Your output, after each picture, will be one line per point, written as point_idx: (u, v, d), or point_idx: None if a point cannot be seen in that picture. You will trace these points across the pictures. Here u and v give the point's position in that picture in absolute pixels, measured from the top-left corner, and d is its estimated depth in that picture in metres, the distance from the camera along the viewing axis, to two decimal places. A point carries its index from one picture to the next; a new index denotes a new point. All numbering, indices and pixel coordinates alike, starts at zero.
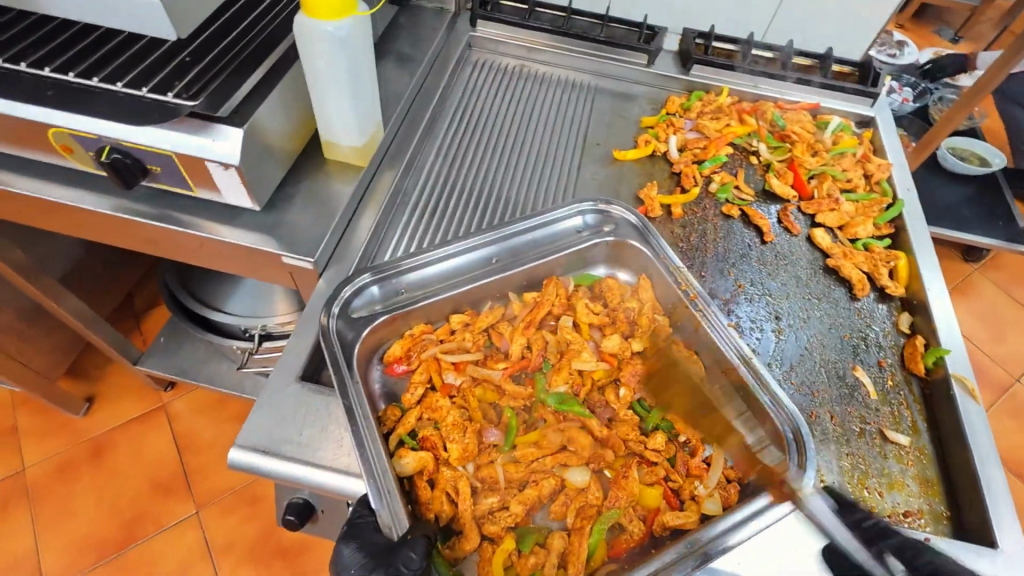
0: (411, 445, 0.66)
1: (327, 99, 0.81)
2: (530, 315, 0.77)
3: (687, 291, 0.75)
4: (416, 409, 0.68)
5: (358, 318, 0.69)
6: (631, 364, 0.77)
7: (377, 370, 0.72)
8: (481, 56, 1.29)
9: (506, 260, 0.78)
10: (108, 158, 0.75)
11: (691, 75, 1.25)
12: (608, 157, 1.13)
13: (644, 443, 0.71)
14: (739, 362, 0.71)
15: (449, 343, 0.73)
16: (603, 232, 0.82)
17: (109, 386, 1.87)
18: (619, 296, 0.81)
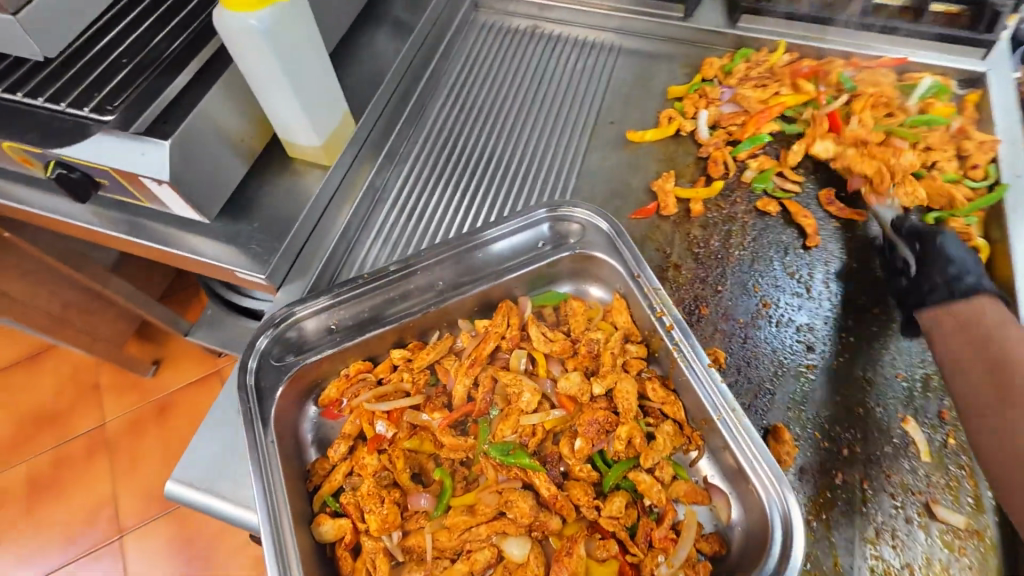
0: (334, 508, 0.60)
1: (271, 98, 0.73)
2: (476, 350, 0.67)
3: (662, 320, 0.64)
4: (341, 463, 0.62)
5: (284, 362, 0.62)
6: (594, 409, 0.65)
7: (310, 412, 0.66)
8: (487, 19, 1.13)
9: (456, 284, 0.67)
10: (53, 174, 0.72)
11: (739, 28, 1.02)
12: (621, 139, 0.96)
13: (601, 511, 0.60)
14: (717, 414, 0.59)
15: (387, 384, 0.65)
16: (568, 244, 0.70)
17: (175, 349, 1.99)
18: (585, 320, 0.70)
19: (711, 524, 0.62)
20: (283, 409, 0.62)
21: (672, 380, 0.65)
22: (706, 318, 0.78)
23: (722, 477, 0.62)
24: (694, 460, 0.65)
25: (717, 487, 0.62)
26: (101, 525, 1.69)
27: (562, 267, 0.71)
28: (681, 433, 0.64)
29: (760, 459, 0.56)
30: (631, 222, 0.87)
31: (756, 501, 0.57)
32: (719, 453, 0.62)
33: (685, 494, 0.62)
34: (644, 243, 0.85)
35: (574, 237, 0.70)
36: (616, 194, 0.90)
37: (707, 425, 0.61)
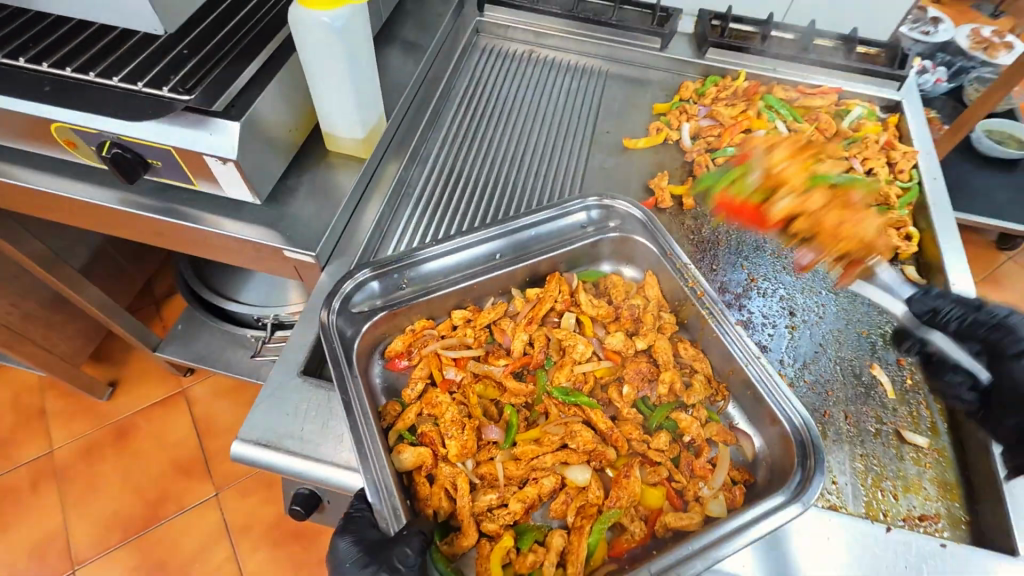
0: (410, 440, 0.67)
1: (327, 90, 0.80)
2: (533, 311, 0.76)
3: (694, 288, 0.75)
4: (416, 404, 0.70)
5: (359, 312, 0.71)
6: (635, 362, 0.76)
7: (378, 366, 0.74)
8: (489, 42, 1.26)
9: (510, 257, 0.77)
10: (109, 153, 0.75)
11: (706, 59, 1.20)
12: (618, 146, 1.10)
13: (649, 444, 0.71)
14: (746, 362, 0.71)
15: (450, 337, 0.75)
16: (609, 227, 0.81)
17: (131, 372, 1.92)
18: (624, 292, 0.81)
19: (738, 459, 0.73)
20: (361, 352, 0.71)
21: (701, 341, 0.78)
22: None
23: (747, 421, 0.74)
24: (723, 408, 0.76)
25: (742, 429, 0.74)
26: (52, 559, 1.60)
27: (602, 248, 0.83)
28: (710, 386, 0.75)
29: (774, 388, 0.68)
30: None
31: (777, 433, 0.69)
32: (744, 398, 0.73)
33: (718, 434, 0.72)
34: None
35: (614, 222, 0.81)
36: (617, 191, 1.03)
37: (732, 373, 0.74)
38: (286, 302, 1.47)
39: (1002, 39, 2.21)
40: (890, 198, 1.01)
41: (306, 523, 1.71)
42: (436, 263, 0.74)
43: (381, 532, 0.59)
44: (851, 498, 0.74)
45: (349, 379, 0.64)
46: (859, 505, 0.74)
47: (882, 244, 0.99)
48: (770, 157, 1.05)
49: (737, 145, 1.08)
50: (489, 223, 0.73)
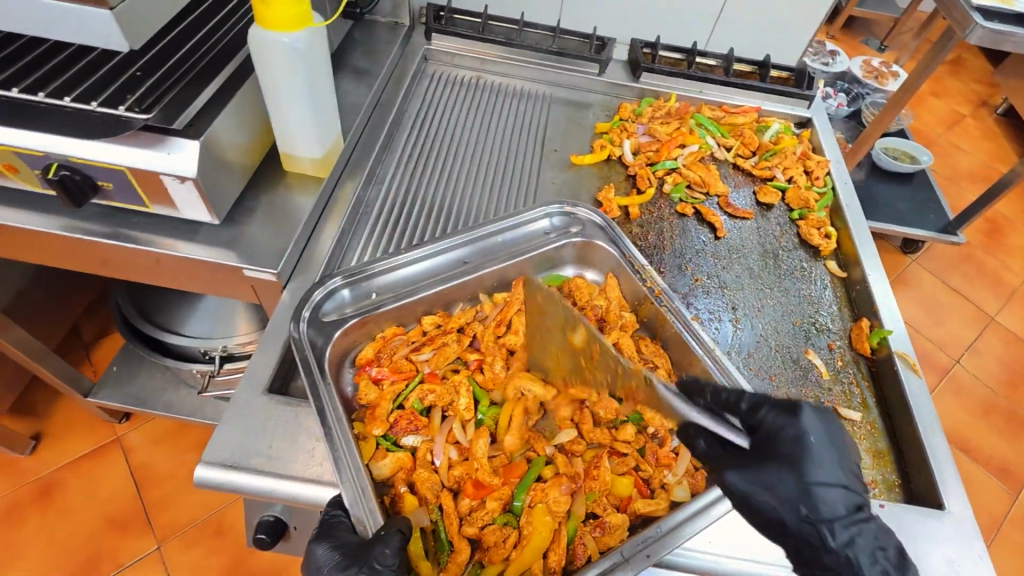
0: (388, 445, 0.71)
1: (287, 108, 0.81)
2: (501, 313, 0.83)
3: (653, 287, 0.85)
4: (394, 407, 0.74)
5: (330, 319, 0.76)
6: (601, 358, 0.82)
7: (348, 373, 0.78)
8: (436, 70, 1.31)
9: (474, 263, 0.85)
10: (55, 176, 0.73)
11: (641, 82, 1.30)
12: (566, 162, 1.16)
13: (616, 435, 0.74)
14: (703, 352, 0.77)
15: (426, 342, 0.81)
16: (571, 233, 0.90)
17: (59, 422, 1.77)
18: (587, 293, 0.88)
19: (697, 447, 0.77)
20: (335, 355, 0.76)
21: (660, 337, 0.86)
22: None
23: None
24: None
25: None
26: None
27: (565, 254, 0.92)
28: (671, 378, 0.81)
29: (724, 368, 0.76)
30: None
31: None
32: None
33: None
34: None
35: (575, 227, 0.91)
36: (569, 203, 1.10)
37: (690, 365, 0.80)
38: (234, 333, 1.39)
39: (887, 68, 2.50)
40: (810, 200, 1.12)
41: (260, 570, 1.61)
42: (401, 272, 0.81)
43: (355, 532, 0.61)
44: None
45: (324, 390, 0.68)
46: None
47: (807, 242, 1.09)
48: (704, 167, 1.16)
49: (674, 158, 1.18)
50: (449, 234, 0.80)
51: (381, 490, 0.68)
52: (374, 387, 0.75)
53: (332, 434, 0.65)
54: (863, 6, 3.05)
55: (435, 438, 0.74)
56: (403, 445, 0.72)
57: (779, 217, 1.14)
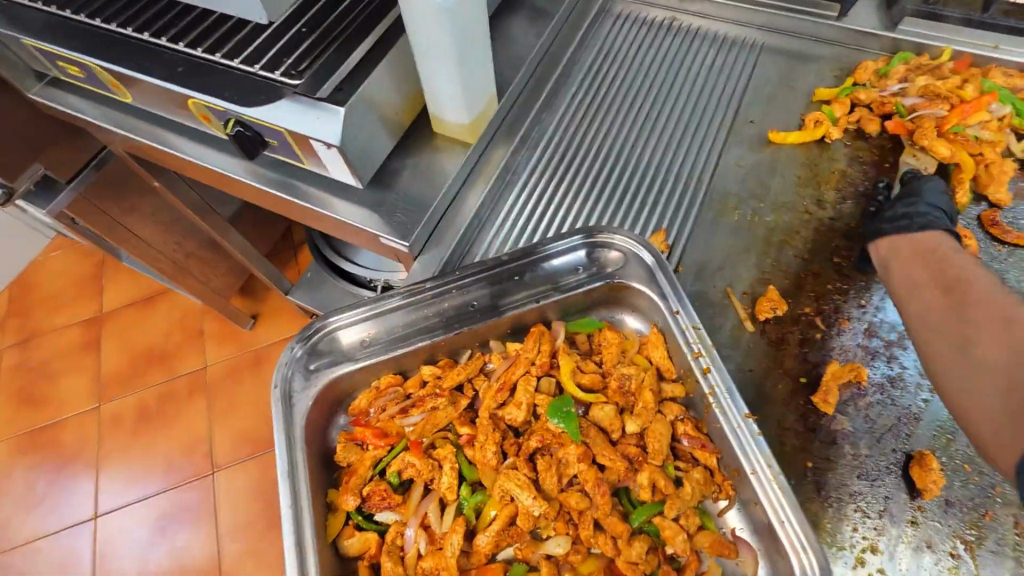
0: (360, 520, 0.69)
1: (436, 71, 0.75)
2: (505, 374, 0.73)
3: (699, 361, 0.66)
4: (371, 476, 0.70)
5: (316, 370, 0.69)
6: (619, 448, 0.70)
7: (341, 419, 0.74)
8: (625, 8, 1.12)
9: (491, 303, 0.73)
10: (232, 131, 0.78)
11: (900, 31, 0.96)
12: (761, 139, 0.93)
13: (621, 552, 0.65)
14: (750, 468, 0.61)
15: (417, 399, 0.74)
16: (607, 271, 0.73)
17: (271, 307, 2.14)
18: (615, 357, 0.74)
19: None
20: (313, 419, 0.69)
21: (706, 426, 0.68)
22: (847, 331, 0.75)
23: (750, 531, 0.64)
24: (722, 510, 0.67)
25: (744, 540, 0.64)
26: (198, 457, 1.90)
27: (600, 295, 0.75)
28: (711, 480, 0.67)
29: (778, 493, 0.58)
30: (769, 225, 0.85)
31: (787, 572, 0.58)
32: (749, 507, 0.63)
33: (709, 545, 0.64)
34: (781, 247, 0.83)
35: (612, 265, 0.73)
36: (754, 194, 0.88)
37: (738, 477, 0.63)
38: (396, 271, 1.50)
39: None
40: None
41: None
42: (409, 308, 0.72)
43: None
44: None
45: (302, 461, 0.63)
46: None
47: None
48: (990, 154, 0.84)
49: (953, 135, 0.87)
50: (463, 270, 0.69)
51: (347, 568, 0.67)
52: (356, 447, 0.72)
53: (297, 501, 0.61)
54: None
55: (408, 519, 0.70)
56: (378, 520, 0.70)
57: None
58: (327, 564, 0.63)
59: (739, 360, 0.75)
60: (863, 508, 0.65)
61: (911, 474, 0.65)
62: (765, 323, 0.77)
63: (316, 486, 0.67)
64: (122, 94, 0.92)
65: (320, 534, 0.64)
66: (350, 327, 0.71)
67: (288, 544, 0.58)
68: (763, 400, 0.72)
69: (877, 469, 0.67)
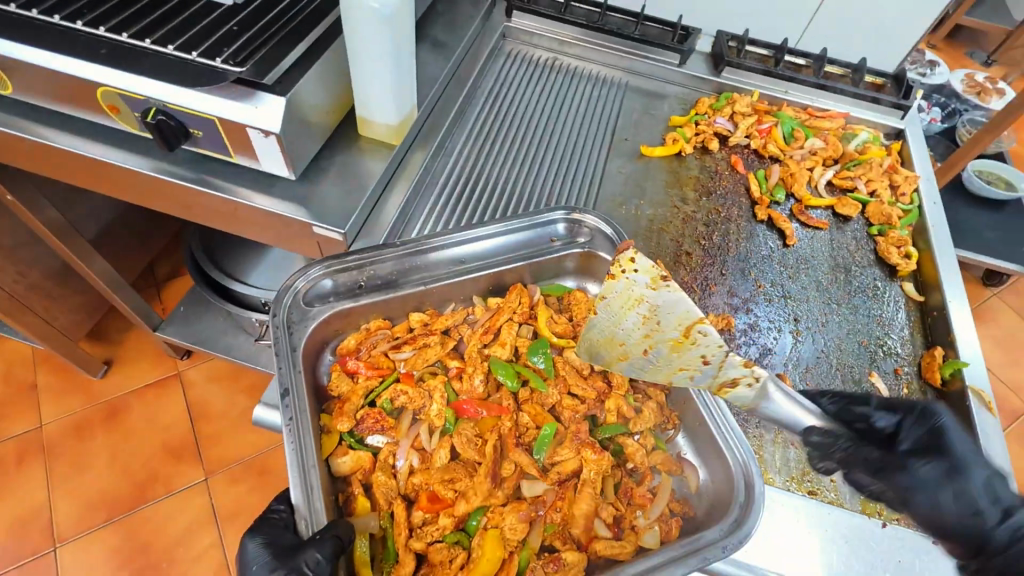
0: (351, 441, 0.64)
1: (370, 73, 0.83)
2: (491, 319, 0.74)
3: None
4: (363, 404, 0.67)
5: (312, 306, 0.65)
6: (590, 380, 0.74)
7: (327, 361, 0.68)
8: (515, 48, 1.30)
9: (479, 262, 0.73)
10: (153, 120, 0.77)
11: (722, 77, 1.26)
12: (635, 153, 1.14)
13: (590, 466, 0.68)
14: (696, 392, 0.68)
15: (409, 338, 0.71)
16: (579, 243, 0.77)
17: (128, 352, 1.90)
18: (586, 310, 0.78)
19: (681, 491, 0.69)
20: (308, 347, 0.64)
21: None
22: (714, 293, 0.96)
23: (695, 452, 0.70)
24: (671, 437, 0.73)
25: (688, 460, 0.70)
26: (31, 535, 1.58)
27: (570, 263, 0.79)
28: (661, 412, 0.73)
29: (721, 415, 0.66)
30: (649, 217, 1.04)
31: (721, 468, 0.65)
32: (693, 428, 0.70)
33: (662, 463, 0.70)
34: (660, 234, 1.02)
35: (584, 237, 0.77)
36: (633, 195, 1.07)
37: (685, 405, 0.71)
38: None
39: (994, 85, 2.28)
40: (891, 217, 1.06)
41: None
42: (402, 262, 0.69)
43: (298, 537, 0.55)
44: (845, 497, 0.78)
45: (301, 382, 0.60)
46: (855, 503, 0.78)
47: (884, 260, 1.03)
48: (794, 166, 1.13)
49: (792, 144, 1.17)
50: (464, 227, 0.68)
51: (335, 488, 0.62)
52: (347, 378, 0.67)
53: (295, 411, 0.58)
54: (972, 14, 2.65)
55: (400, 441, 0.67)
56: (368, 444, 0.65)
57: (856, 230, 1.08)
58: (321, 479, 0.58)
59: None
60: (744, 422, 0.82)
61: None
62: None
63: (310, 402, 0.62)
64: (0, 86, 0.85)
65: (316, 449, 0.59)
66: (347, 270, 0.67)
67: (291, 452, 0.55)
68: None
69: None
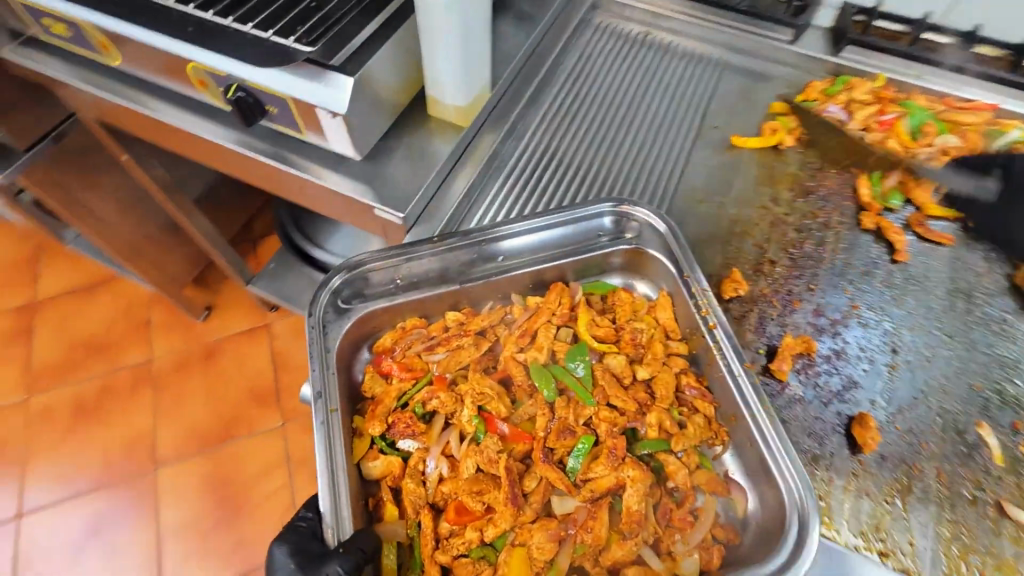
0: (384, 444, 0.66)
1: (439, 54, 0.79)
2: (526, 322, 0.71)
3: (706, 319, 0.67)
4: (395, 406, 0.67)
5: (347, 307, 0.67)
6: (630, 391, 0.70)
7: (364, 357, 0.71)
8: (603, 20, 1.21)
9: (516, 261, 0.72)
10: (233, 96, 0.80)
11: (840, 57, 1.09)
12: (724, 143, 1.03)
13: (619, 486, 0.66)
14: (749, 412, 0.62)
15: (443, 338, 0.71)
16: (624, 239, 0.74)
17: (227, 300, 2.08)
18: (630, 312, 0.73)
19: (727, 515, 0.65)
20: (342, 350, 0.67)
21: (706, 378, 0.69)
22: (798, 310, 0.85)
23: (743, 473, 0.66)
24: (718, 454, 0.68)
25: (736, 481, 0.65)
26: (140, 454, 1.81)
27: (614, 260, 0.76)
28: (709, 427, 0.67)
29: (776, 441, 0.60)
30: (732, 218, 0.94)
31: (774, 497, 0.60)
32: (743, 449, 0.65)
33: (705, 483, 0.65)
34: (742, 237, 0.92)
35: (630, 233, 0.74)
36: (717, 191, 0.97)
37: (734, 422, 0.65)
38: None
39: None
40: None
41: None
42: (438, 261, 0.70)
43: (325, 544, 0.56)
44: (924, 564, 0.68)
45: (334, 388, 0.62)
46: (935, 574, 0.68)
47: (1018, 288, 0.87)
48: (918, 168, 0.97)
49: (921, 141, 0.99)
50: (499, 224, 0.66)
51: (368, 490, 0.64)
52: (382, 380, 0.69)
53: (329, 413, 0.61)
54: None
55: (431, 446, 0.67)
56: (399, 448, 0.66)
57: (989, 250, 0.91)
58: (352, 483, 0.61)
59: None
60: (813, 462, 0.74)
61: (853, 432, 0.75)
62: (729, 300, 0.85)
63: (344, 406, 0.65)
64: (110, 57, 0.91)
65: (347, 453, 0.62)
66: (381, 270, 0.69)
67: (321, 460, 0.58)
68: None
69: (825, 428, 0.76)
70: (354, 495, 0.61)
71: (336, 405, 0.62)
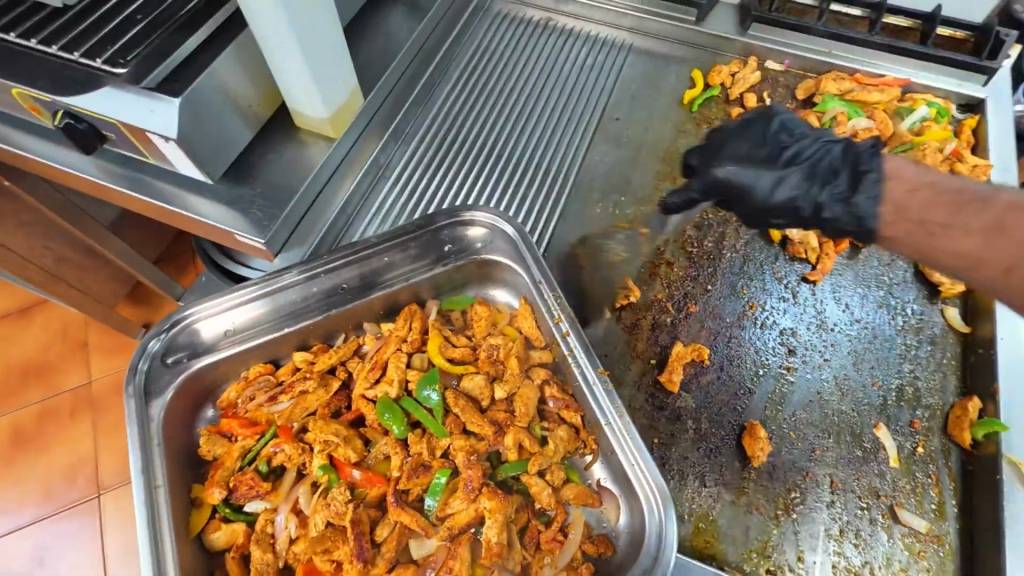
0: (228, 512, 0.64)
1: (283, 65, 0.73)
2: (376, 353, 0.70)
3: (559, 326, 0.66)
4: (240, 467, 0.65)
5: (176, 363, 0.65)
6: (488, 414, 0.68)
7: (210, 412, 0.70)
8: (503, 7, 1.13)
9: (362, 287, 0.71)
10: (61, 123, 0.72)
11: (749, 37, 1.03)
12: (623, 137, 0.97)
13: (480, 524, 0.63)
14: (604, 421, 0.60)
15: (288, 385, 0.70)
16: (475, 249, 0.72)
17: None
18: (485, 327, 0.73)
19: (599, 525, 0.63)
20: (174, 411, 0.65)
21: (570, 387, 0.67)
22: (693, 315, 0.80)
23: (613, 482, 0.64)
24: (589, 464, 0.66)
25: (609, 490, 0.63)
26: None
27: (468, 274, 0.74)
28: (576, 437, 0.65)
29: (631, 447, 0.58)
30: (629, 217, 0.89)
31: (637, 511, 0.58)
32: (608, 458, 0.63)
33: (575, 496, 0.63)
34: (639, 237, 0.87)
35: (479, 242, 0.72)
36: (615, 189, 0.92)
37: (598, 432, 0.63)
38: None
39: None
40: None
41: None
42: (275, 299, 0.68)
43: None
44: None
45: (157, 461, 0.59)
46: None
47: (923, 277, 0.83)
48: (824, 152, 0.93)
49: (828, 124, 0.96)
50: (327, 252, 0.66)
51: (213, 562, 0.62)
52: (222, 439, 0.67)
53: (152, 489, 0.57)
54: None
55: (279, 505, 0.65)
56: (246, 511, 0.65)
57: None
58: (187, 560, 0.58)
59: (596, 345, 0.78)
60: (701, 478, 0.69)
61: (743, 443, 0.70)
62: (620, 310, 0.81)
63: (176, 480, 0.62)
64: None
65: (179, 530, 0.59)
66: (211, 319, 0.67)
67: (143, 544, 0.55)
68: (616, 382, 0.75)
69: (714, 440, 0.72)
70: (191, 572, 0.59)
71: (162, 479, 0.59)
